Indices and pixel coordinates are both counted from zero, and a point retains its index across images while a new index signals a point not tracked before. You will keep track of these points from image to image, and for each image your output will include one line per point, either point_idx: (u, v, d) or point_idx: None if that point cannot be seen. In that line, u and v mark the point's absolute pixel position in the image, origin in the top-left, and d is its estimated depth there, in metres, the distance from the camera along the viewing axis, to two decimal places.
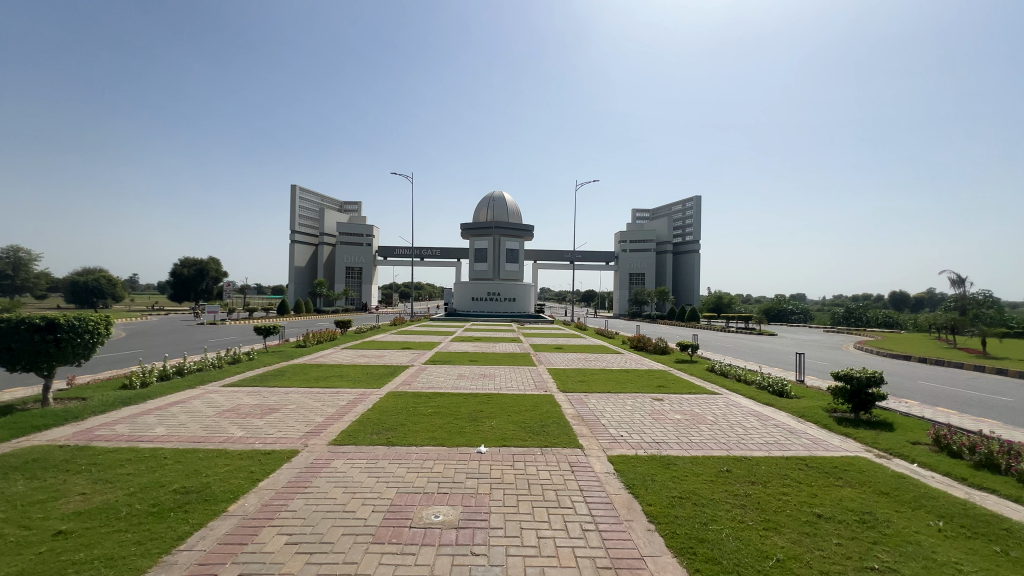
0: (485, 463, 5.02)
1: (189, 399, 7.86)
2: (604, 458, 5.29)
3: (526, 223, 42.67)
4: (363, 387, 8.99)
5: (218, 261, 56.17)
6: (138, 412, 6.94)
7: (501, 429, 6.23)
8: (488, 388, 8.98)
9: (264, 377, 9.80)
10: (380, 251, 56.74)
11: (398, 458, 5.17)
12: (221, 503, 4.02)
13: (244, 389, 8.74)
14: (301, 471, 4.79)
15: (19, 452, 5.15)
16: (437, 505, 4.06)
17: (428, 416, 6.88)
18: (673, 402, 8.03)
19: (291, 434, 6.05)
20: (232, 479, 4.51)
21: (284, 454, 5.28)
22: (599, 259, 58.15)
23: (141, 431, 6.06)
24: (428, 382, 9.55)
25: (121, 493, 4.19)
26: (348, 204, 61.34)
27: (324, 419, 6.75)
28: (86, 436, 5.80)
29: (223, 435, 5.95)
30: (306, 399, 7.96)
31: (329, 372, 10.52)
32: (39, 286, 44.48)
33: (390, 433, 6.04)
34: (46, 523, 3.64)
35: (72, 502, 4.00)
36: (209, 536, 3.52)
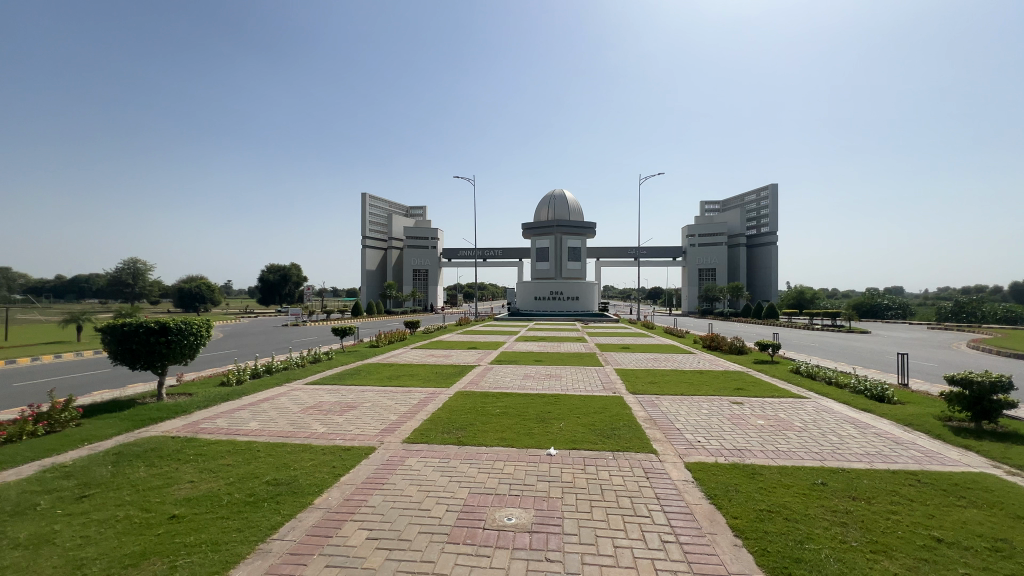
0: (556, 466, 4.96)
1: (277, 395, 8.51)
2: (681, 464, 5.03)
3: (588, 221, 42.03)
4: (433, 386, 9.24)
5: (298, 266, 60.61)
6: (235, 407, 7.61)
7: (570, 431, 6.13)
8: (555, 388, 8.90)
9: (341, 376, 10.36)
10: (445, 253, 58.45)
11: (469, 458, 5.24)
12: (307, 496, 4.27)
13: (325, 386, 9.33)
14: (378, 468, 4.98)
15: (139, 442, 5.79)
16: (510, 507, 4.04)
17: (497, 416, 6.93)
18: (754, 406, 7.48)
19: (368, 431, 6.33)
20: (317, 473, 4.78)
21: (361, 451, 5.51)
22: (666, 255, 56.05)
23: (238, 425, 6.62)
24: (495, 382, 9.65)
25: (222, 482, 4.58)
26: (413, 207, 63.78)
27: (398, 417, 7.00)
28: (193, 429, 6.44)
29: (307, 430, 6.34)
30: (380, 397, 8.31)
31: (400, 372, 10.91)
32: (154, 293, 50.24)
33: (460, 432, 6.14)
34: (162, 507, 4.05)
35: (183, 489, 4.43)
36: (299, 527, 3.74)
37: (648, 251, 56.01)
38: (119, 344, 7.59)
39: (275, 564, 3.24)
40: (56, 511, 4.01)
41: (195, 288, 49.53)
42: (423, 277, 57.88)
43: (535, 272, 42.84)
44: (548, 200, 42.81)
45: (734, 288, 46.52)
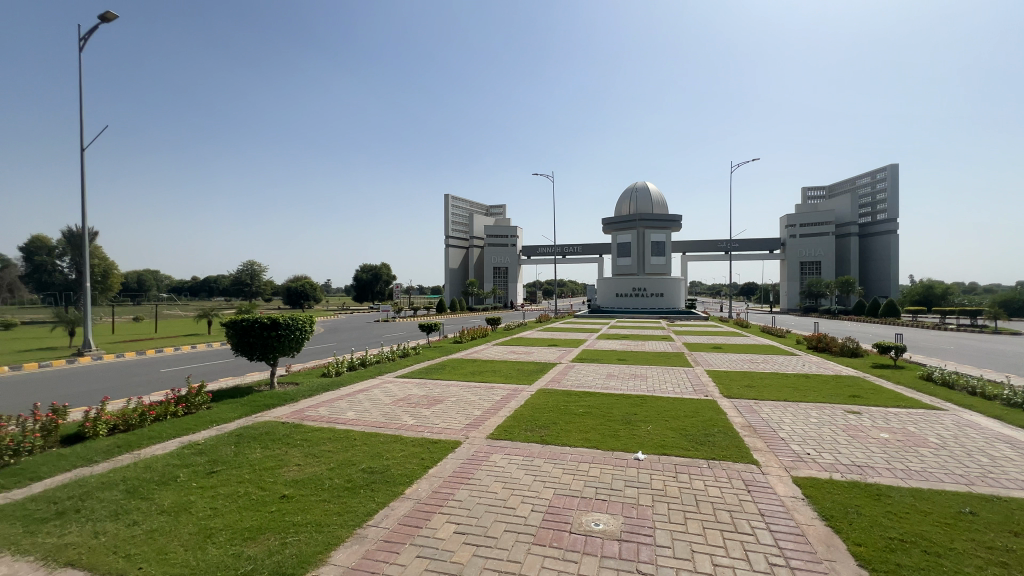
0: (644, 472, 4.71)
1: (370, 387, 9.07)
2: (788, 478, 4.54)
3: (673, 213, 40.10)
4: (515, 383, 9.31)
5: (388, 266, 64.88)
6: (334, 397, 8.21)
7: (659, 435, 5.81)
8: (641, 389, 8.54)
9: (428, 370, 10.79)
10: (525, 251, 59.05)
11: (554, 457, 5.16)
12: (399, 485, 4.45)
13: (413, 380, 9.78)
14: (464, 462, 5.08)
15: (255, 426, 6.45)
16: (597, 512, 3.90)
17: (580, 416, 6.77)
18: (876, 417, 6.58)
19: (453, 425, 6.49)
20: (408, 464, 4.98)
21: (448, 445, 5.65)
22: (761, 247, 51.80)
23: (337, 413, 7.14)
24: (577, 380, 9.48)
25: (324, 466, 4.94)
26: (493, 206, 65.26)
27: (482, 412, 7.11)
28: (299, 415, 7.05)
29: (398, 422, 6.66)
30: (464, 392, 8.52)
31: (483, 368, 11.13)
32: (267, 291, 56.51)
33: (543, 431, 6.07)
34: (274, 487, 4.45)
35: (292, 471, 4.84)
36: (391, 515, 3.89)
37: (740, 243, 52.17)
38: (238, 337, 8.53)
39: (371, 550, 3.40)
40: (191, 483, 4.56)
41: (299, 286, 54.65)
42: (503, 274, 58.87)
43: (617, 268, 41.66)
44: (630, 192, 41.51)
45: (844, 283, 41.78)
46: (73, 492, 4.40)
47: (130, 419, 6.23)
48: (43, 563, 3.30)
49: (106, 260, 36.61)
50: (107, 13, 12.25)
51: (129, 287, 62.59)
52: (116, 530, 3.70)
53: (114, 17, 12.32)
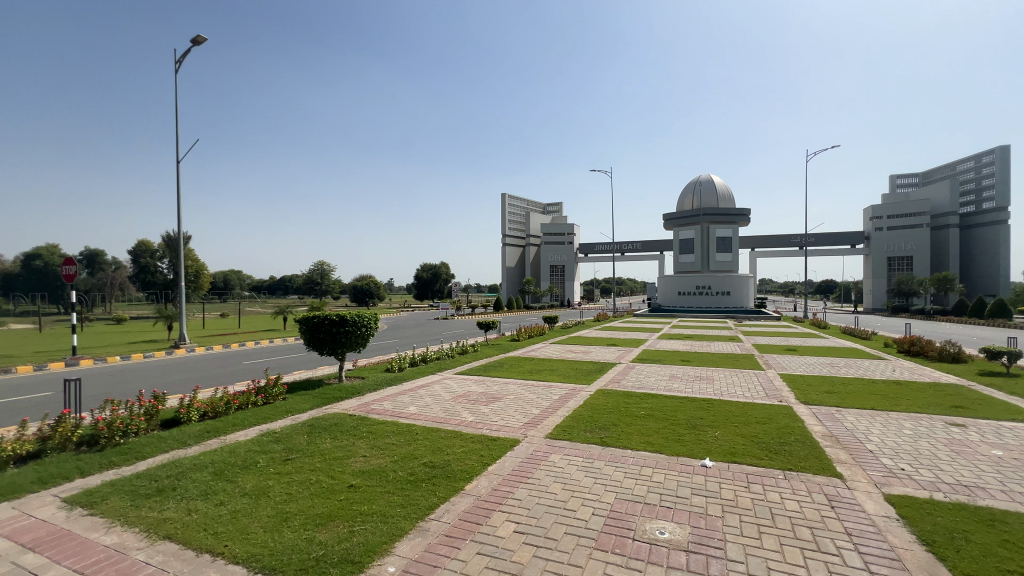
0: (713, 480, 4.46)
1: (431, 383, 9.32)
2: (879, 496, 4.11)
3: (740, 207, 37.96)
4: (573, 383, 9.19)
5: (447, 265, 66.66)
6: (397, 392, 8.51)
7: (728, 442, 5.49)
8: (707, 392, 8.12)
9: (486, 367, 10.91)
10: (582, 249, 58.37)
11: (615, 460, 5.02)
12: (459, 481, 4.51)
13: (472, 377, 9.93)
14: (523, 461, 5.06)
15: (325, 417, 6.81)
16: (661, 520, 3.73)
17: (642, 418, 6.55)
18: (985, 431, 5.82)
19: (512, 423, 6.50)
20: (467, 460, 5.04)
21: (507, 443, 5.66)
22: (841, 241, 47.81)
23: (400, 407, 7.39)
24: (638, 381, 9.19)
25: (389, 459, 5.12)
26: (550, 205, 65.15)
27: (540, 411, 7.07)
28: (365, 408, 7.38)
29: (457, 418, 6.77)
30: (523, 391, 8.52)
31: (540, 366, 11.09)
32: (336, 290, 59.89)
33: (603, 432, 5.92)
34: (344, 476, 4.66)
35: (359, 462, 5.05)
36: (452, 511, 3.95)
37: (817, 238, 48.43)
38: (311, 332, 9.04)
39: (433, 544, 3.46)
40: (269, 469, 4.89)
41: (364, 285, 57.40)
42: (560, 273, 58.49)
43: (679, 265, 40.06)
44: (693, 186, 39.82)
45: (941, 280, 37.63)
46: (171, 471, 4.86)
47: (217, 406, 6.78)
48: (146, 535, 3.66)
49: (198, 261, 40.39)
50: (198, 35, 13.43)
51: (217, 285, 68.79)
52: (206, 509, 4.03)
53: (203, 40, 13.49)
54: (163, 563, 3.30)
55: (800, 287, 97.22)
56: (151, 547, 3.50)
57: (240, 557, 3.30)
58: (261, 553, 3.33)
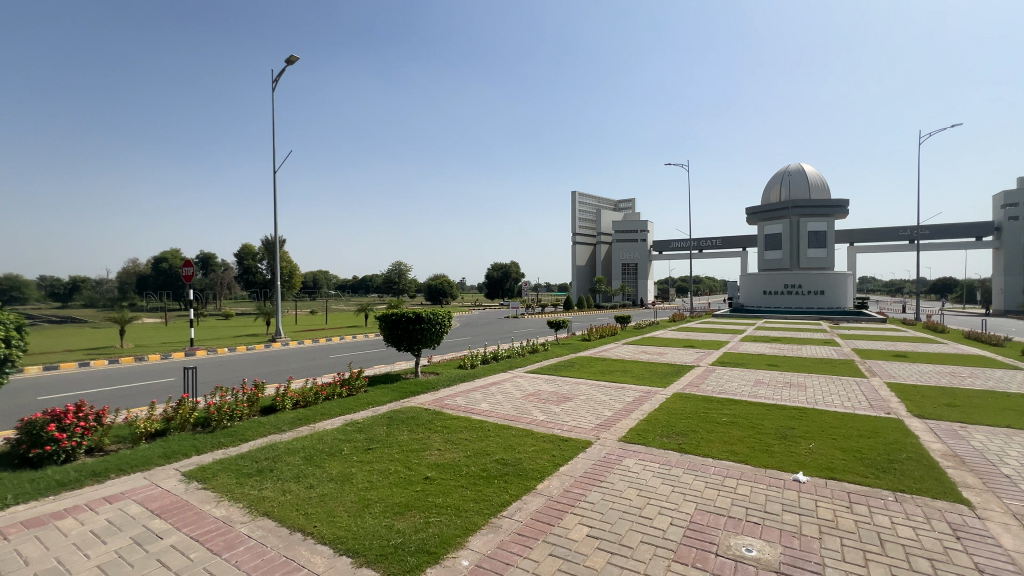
0: (808, 497, 4.06)
1: (502, 381, 9.42)
2: (1018, 529, 3.52)
3: (837, 198, 34.55)
4: (648, 385, 8.85)
5: (517, 264, 67.39)
6: (469, 389, 8.69)
7: (825, 455, 4.98)
8: (798, 400, 7.44)
9: (556, 367, 10.82)
10: (656, 246, 56.25)
11: (694, 469, 4.74)
12: (531, 480, 4.50)
13: (543, 376, 9.89)
14: (595, 464, 4.94)
15: (403, 410, 7.11)
16: (748, 536, 3.46)
17: (724, 426, 6.14)
18: None
19: (583, 424, 6.38)
20: (538, 460, 5.01)
21: (578, 444, 5.56)
22: (963, 233, 41.86)
23: (472, 404, 7.53)
24: (719, 386, 8.64)
25: (462, 453, 5.23)
26: (622, 202, 63.54)
27: (613, 413, 6.87)
28: (439, 403, 7.60)
29: (528, 416, 6.77)
30: (595, 392, 8.34)
31: (612, 367, 10.80)
32: (412, 288, 62.70)
33: (681, 439, 5.62)
34: (420, 468, 4.83)
35: (434, 455, 5.21)
36: (524, 509, 3.94)
37: (932, 230, 42.81)
38: (389, 329, 9.50)
39: (505, 541, 3.47)
40: (352, 457, 5.19)
41: (438, 284, 59.48)
42: (632, 271, 56.70)
43: (764, 262, 37.23)
44: (781, 176, 36.92)
45: None
46: (269, 453, 5.33)
47: (308, 396, 7.33)
48: (248, 510, 4.03)
49: (291, 263, 44.08)
50: (291, 55, 14.64)
51: (308, 285, 75.04)
52: (298, 491, 4.36)
53: (296, 59, 14.69)
54: (262, 537, 3.61)
55: (910, 286, 86.39)
56: (252, 522, 3.85)
57: (327, 537, 3.52)
58: (346, 536, 3.53)
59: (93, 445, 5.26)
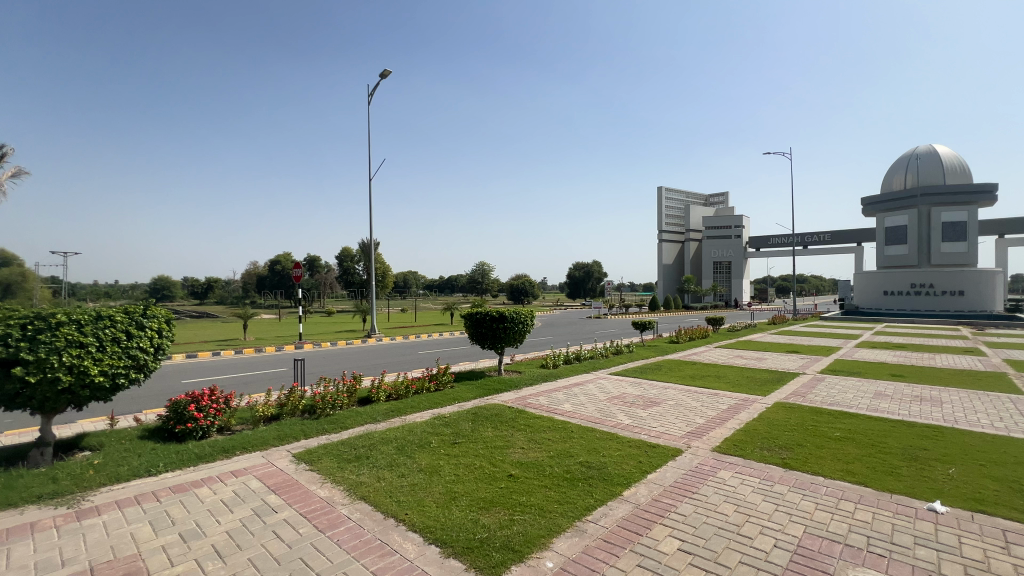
0: (947, 531, 3.48)
1: (585, 382, 9.25)
2: None
3: (981, 182, 29.57)
4: (744, 392, 8.19)
5: (599, 264, 66.13)
6: (552, 389, 8.65)
7: (969, 484, 4.25)
8: (932, 417, 6.44)
9: (641, 370, 10.43)
10: (752, 242, 52.09)
11: (802, 487, 4.29)
12: (617, 485, 4.35)
13: (628, 379, 9.56)
14: (687, 474, 4.66)
15: (488, 407, 7.26)
16: (871, 570, 3.04)
17: (837, 441, 5.49)
18: None
19: (673, 431, 6.05)
20: (624, 465, 4.84)
21: (667, 451, 5.29)
22: None
23: (555, 404, 7.49)
24: (830, 397, 7.75)
25: (545, 453, 5.21)
26: (714, 196, 59.71)
27: (705, 421, 6.45)
28: (523, 402, 7.65)
29: (613, 420, 6.57)
30: (685, 397, 7.89)
31: (703, 372, 10.17)
32: (494, 288, 64.00)
33: (785, 453, 5.12)
34: (504, 465, 4.89)
35: (517, 453, 5.25)
36: (609, 515, 3.82)
37: None
38: (475, 327, 9.76)
39: (590, 547, 3.38)
40: (440, 450, 5.39)
41: (519, 285, 60.20)
42: (725, 269, 53.15)
43: (883, 258, 32.91)
44: (906, 161, 32.47)
45: None
46: (366, 441, 5.72)
47: (400, 389, 7.76)
48: (348, 493, 4.35)
49: (384, 264, 47.19)
50: (385, 70, 15.64)
51: (398, 284, 79.90)
52: (391, 478, 4.62)
53: (389, 73, 15.68)
54: (360, 520, 3.86)
55: None
56: (351, 504, 4.14)
57: (416, 526, 3.68)
58: (435, 526, 3.67)
59: (223, 425, 6.00)
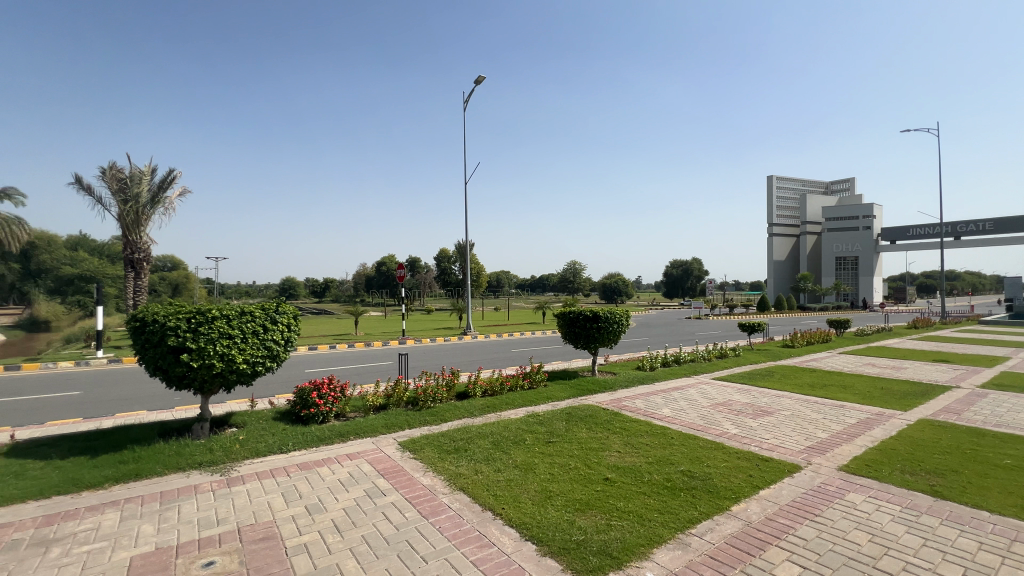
0: None
1: (686, 387, 8.73)
2: None
3: None
4: (877, 406, 7.15)
5: (699, 261, 62.30)
6: (649, 392, 8.29)
7: None
8: None
9: (749, 376, 9.58)
10: (886, 234, 45.43)
11: (958, 521, 3.63)
12: (724, 499, 4.04)
13: (735, 385, 8.83)
14: (807, 493, 4.18)
15: (582, 407, 7.17)
16: None
17: (1007, 471, 4.56)
18: None
19: (789, 445, 5.47)
20: (732, 478, 4.48)
21: (782, 466, 4.80)
22: None
23: (653, 408, 7.16)
24: (993, 417, 6.48)
25: (643, 459, 5.01)
26: (836, 184, 53.27)
27: (830, 436, 5.73)
28: (618, 405, 7.44)
29: (718, 428, 6.12)
30: (803, 408, 7.09)
31: (825, 381, 9.07)
32: (586, 287, 63.13)
33: (934, 479, 4.38)
34: (599, 468, 4.79)
35: (613, 456, 5.11)
36: (716, 530, 3.56)
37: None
38: (568, 327, 9.70)
39: (695, 562, 3.17)
40: (535, 448, 5.44)
41: (611, 284, 58.80)
42: (851, 265, 46.88)
43: None
44: None
45: None
46: (464, 434, 5.95)
47: (495, 385, 7.95)
48: (448, 483, 4.56)
49: (478, 264, 48.94)
50: (479, 76, 16.16)
51: (492, 284, 82.39)
52: (488, 472, 4.75)
53: (482, 79, 16.20)
54: (460, 510, 4.02)
55: None
56: (451, 494, 4.33)
57: (513, 521, 3.74)
58: (531, 523, 3.69)
59: (339, 411, 6.61)
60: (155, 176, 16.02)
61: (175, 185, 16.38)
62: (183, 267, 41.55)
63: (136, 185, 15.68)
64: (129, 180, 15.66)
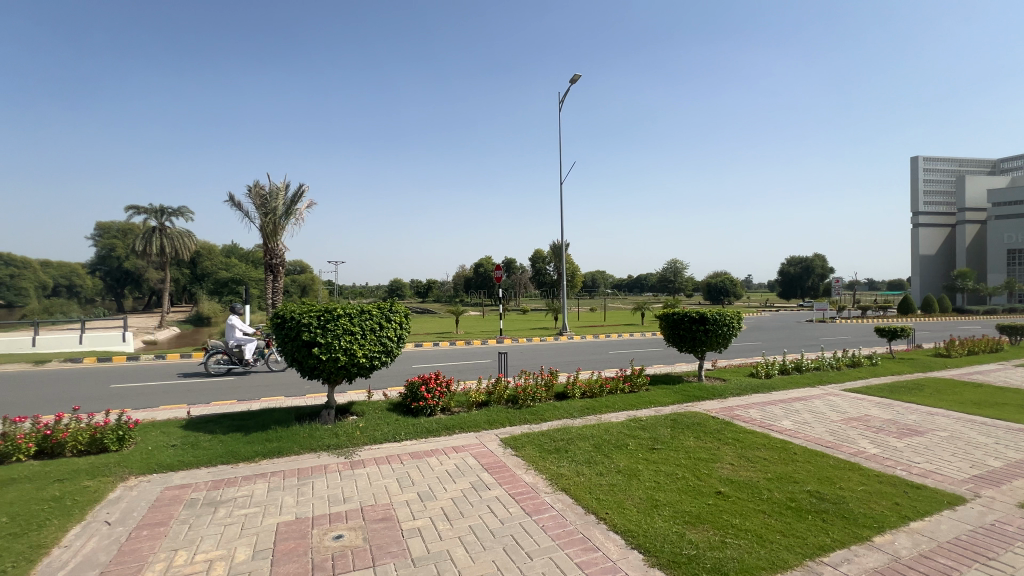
0: None
1: (811, 397, 7.83)
2: None
3: None
4: None
5: (822, 258, 55.82)
6: (765, 401, 7.59)
7: None
8: None
9: (890, 388, 8.32)
10: None
11: None
12: (864, 528, 3.55)
13: (873, 399, 7.72)
14: (975, 531, 3.53)
15: (688, 414, 6.78)
16: None
17: None
18: None
19: (948, 472, 4.64)
20: (873, 504, 3.92)
21: (940, 496, 4.09)
22: None
23: (771, 419, 6.54)
24: None
25: (761, 474, 4.59)
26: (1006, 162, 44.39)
27: (1005, 465, 4.76)
28: (730, 413, 6.91)
29: (852, 446, 5.40)
30: (966, 430, 5.97)
31: (995, 399, 7.54)
32: (688, 287, 59.66)
33: None
34: (710, 480, 4.48)
35: (726, 469, 4.76)
36: (855, 563, 3.15)
37: None
38: (672, 328, 9.22)
39: None
40: (639, 453, 5.26)
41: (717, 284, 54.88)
42: None
43: None
44: None
45: None
46: (564, 435, 5.94)
47: (594, 388, 7.81)
48: (551, 483, 4.58)
49: (573, 265, 48.66)
50: (574, 76, 16.06)
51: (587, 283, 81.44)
52: (590, 475, 4.69)
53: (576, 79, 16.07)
54: (563, 510, 4.03)
55: None
56: (553, 494, 4.35)
57: (618, 527, 3.65)
58: (637, 531, 3.57)
59: (445, 406, 6.96)
60: (289, 191, 18.27)
61: (304, 198, 18.54)
62: (310, 271, 46.97)
63: (274, 200, 18.01)
64: (268, 196, 18.08)
